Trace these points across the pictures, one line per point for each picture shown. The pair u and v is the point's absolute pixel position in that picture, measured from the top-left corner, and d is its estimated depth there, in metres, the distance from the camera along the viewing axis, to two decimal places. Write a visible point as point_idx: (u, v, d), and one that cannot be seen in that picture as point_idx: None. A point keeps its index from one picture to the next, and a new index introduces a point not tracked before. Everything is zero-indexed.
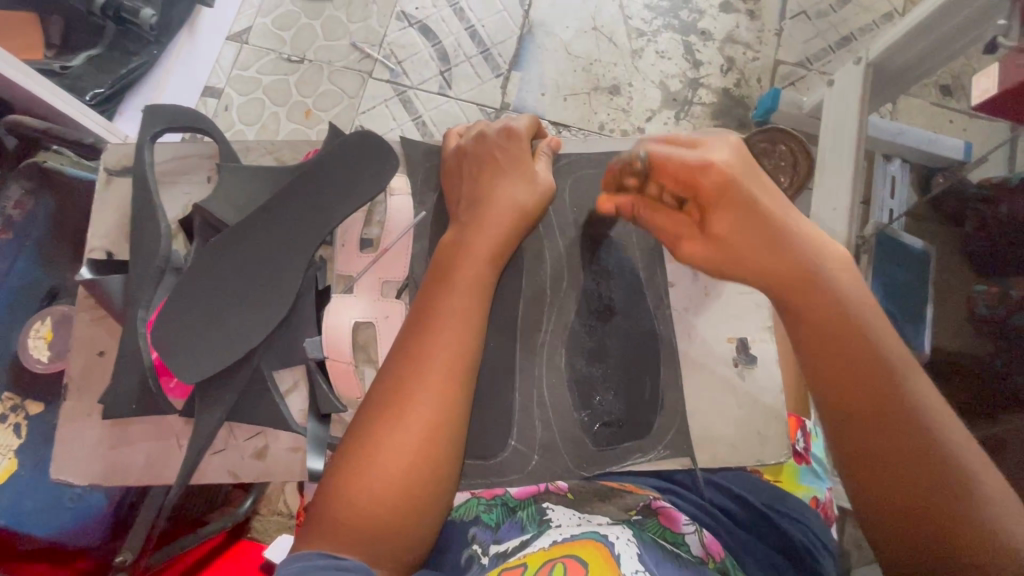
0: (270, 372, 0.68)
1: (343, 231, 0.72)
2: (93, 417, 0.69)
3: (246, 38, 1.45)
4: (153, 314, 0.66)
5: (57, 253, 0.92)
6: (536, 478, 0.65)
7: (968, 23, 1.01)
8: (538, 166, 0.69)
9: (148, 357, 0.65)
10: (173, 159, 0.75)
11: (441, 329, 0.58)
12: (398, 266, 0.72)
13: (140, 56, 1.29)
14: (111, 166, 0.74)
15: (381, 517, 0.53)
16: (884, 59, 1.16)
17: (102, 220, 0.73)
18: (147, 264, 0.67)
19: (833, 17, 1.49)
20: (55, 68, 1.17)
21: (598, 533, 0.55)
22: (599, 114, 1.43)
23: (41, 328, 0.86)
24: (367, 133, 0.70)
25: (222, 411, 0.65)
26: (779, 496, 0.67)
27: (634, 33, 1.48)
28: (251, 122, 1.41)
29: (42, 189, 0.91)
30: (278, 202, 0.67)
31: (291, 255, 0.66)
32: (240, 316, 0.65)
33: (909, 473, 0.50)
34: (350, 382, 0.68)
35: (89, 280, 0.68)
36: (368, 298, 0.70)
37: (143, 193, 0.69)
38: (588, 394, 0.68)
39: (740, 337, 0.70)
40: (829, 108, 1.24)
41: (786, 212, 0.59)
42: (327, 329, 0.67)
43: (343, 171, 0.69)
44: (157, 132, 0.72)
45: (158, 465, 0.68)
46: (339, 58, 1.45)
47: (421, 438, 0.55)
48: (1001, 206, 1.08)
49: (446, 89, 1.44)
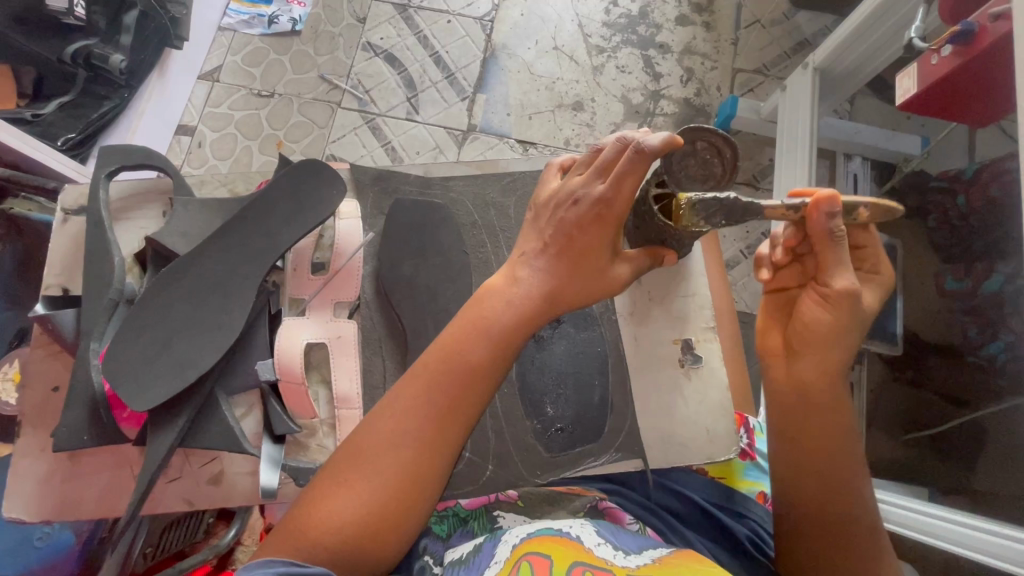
0: (224, 397, 0.69)
1: (295, 256, 0.75)
2: (46, 451, 0.70)
3: (217, 77, 1.50)
4: (105, 346, 0.68)
5: (25, 295, 0.96)
6: (488, 489, 0.68)
7: (901, 25, 1.05)
8: (548, 181, 0.63)
9: (98, 389, 0.67)
10: (124, 196, 0.77)
11: (451, 377, 0.56)
12: (349, 288, 0.74)
13: (111, 99, 1.30)
14: (69, 205, 0.76)
15: (339, 545, 0.52)
16: (829, 63, 1.20)
17: (56, 255, 0.75)
18: (99, 297, 0.70)
19: (786, 24, 1.54)
20: (27, 117, 1.19)
21: (552, 526, 0.56)
22: (563, 130, 1.47)
23: (9, 371, 0.87)
24: (311, 159, 0.73)
25: (175, 435, 0.66)
26: (725, 493, 0.68)
27: (594, 50, 1.52)
28: (224, 156, 1.44)
29: (10, 234, 0.96)
30: (229, 227, 0.70)
31: (239, 280, 0.69)
32: (190, 340, 0.68)
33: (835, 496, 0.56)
34: (304, 402, 0.69)
35: (42, 315, 0.70)
36: (320, 320, 0.72)
37: (95, 229, 0.72)
38: (539, 404, 0.71)
39: (684, 338, 0.70)
40: (783, 113, 1.28)
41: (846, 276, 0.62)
42: (280, 351, 0.69)
43: (292, 197, 0.72)
44: (111, 170, 0.75)
45: (112, 499, 0.70)
46: (308, 90, 1.49)
47: (410, 464, 0.54)
48: (958, 198, 1.08)
49: (414, 114, 1.48)
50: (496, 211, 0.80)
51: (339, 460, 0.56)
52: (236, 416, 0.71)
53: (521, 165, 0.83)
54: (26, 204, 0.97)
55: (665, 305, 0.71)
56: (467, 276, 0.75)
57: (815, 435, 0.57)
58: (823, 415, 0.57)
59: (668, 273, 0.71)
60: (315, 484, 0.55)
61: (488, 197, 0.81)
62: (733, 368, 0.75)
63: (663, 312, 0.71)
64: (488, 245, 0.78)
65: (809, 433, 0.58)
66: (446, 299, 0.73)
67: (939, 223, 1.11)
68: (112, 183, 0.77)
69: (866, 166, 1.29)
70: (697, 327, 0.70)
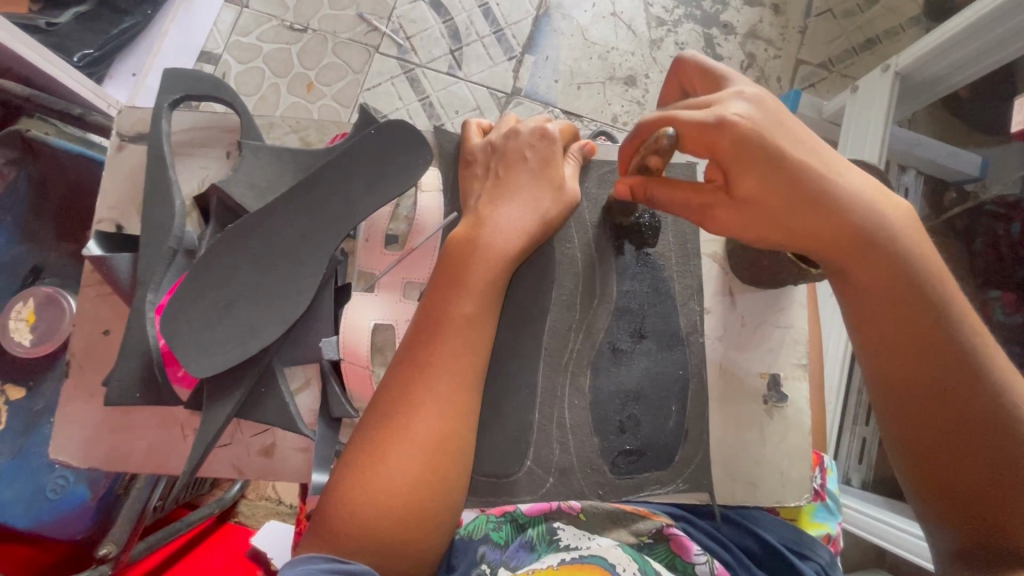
0: (282, 369, 0.65)
1: (368, 226, 0.69)
2: (94, 400, 0.66)
3: (246, 1, 1.31)
4: (162, 298, 0.63)
5: (40, 228, 0.88)
6: (549, 498, 0.64)
7: (1009, 36, 0.95)
8: (566, 169, 0.65)
9: (154, 345, 0.62)
10: (190, 129, 0.70)
11: (447, 337, 0.56)
12: (423, 267, 0.68)
13: (133, 16, 1.15)
14: (124, 132, 0.70)
15: (388, 535, 0.51)
16: (913, 70, 1.09)
17: (109, 191, 0.69)
18: (158, 245, 0.63)
19: (861, 17, 1.39)
20: (40, 25, 1.03)
21: (605, 559, 0.54)
22: (613, 105, 1.33)
23: (24, 310, 0.83)
24: (397, 122, 0.65)
25: (233, 406, 0.62)
26: (798, 536, 0.63)
27: (654, 21, 1.37)
28: (251, 92, 1.27)
29: (26, 158, 0.87)
30: (299, 190, 0.63)
31: (311, 249, 0.63)
32: (253, 309, 0.62)
33: (930, 389, 0.51)
34: (365, 385, 0.66)
35: (96, 256, 0.64)
36: (388, 299, 0.67)
37: (156, 166, 0.66)
38: (613, 420, 0.67)
39: (772, 372, 0.69)
40: (849, 115, 1.17)
41: (797, 145, 0.54)
42: (345, 330, 0.65)
43: (372, 162, 0.64)
44: (174, 100, 0.68)
45: (161, 456, 0.66)
46: (345, 29, 1.32)
47: (433, 432, 0.53)
48: (1014, 223, 0.98)
49: (457, 69, 1.32)
50: (588, 202, 0.71)
51: (354, 449, 0.54)
52: (292, 390, 0.67)
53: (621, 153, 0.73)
54: (44, 126, 0.90)
55: (757, 332, 0.70)
56: (546, 272, 0.69)
57: (885, 296, 0.53)
58: (880, 267, 0.52)
59: (763, 299, 0.70)
60: (339, 477, 0.53)
61: (582, 186, 0.72)
62: (820, 402, 0.73)
63: (752, 343, 0.70)
64: (575, 242, 0.70)
65: (891, 301, 0.52)
66: (525, 293, 0.68)
67: (985, 248, 1.02)
68: (173, 114, 0.70)
69: (919, 181, 1.15)
70: (786, 363, 0.69)
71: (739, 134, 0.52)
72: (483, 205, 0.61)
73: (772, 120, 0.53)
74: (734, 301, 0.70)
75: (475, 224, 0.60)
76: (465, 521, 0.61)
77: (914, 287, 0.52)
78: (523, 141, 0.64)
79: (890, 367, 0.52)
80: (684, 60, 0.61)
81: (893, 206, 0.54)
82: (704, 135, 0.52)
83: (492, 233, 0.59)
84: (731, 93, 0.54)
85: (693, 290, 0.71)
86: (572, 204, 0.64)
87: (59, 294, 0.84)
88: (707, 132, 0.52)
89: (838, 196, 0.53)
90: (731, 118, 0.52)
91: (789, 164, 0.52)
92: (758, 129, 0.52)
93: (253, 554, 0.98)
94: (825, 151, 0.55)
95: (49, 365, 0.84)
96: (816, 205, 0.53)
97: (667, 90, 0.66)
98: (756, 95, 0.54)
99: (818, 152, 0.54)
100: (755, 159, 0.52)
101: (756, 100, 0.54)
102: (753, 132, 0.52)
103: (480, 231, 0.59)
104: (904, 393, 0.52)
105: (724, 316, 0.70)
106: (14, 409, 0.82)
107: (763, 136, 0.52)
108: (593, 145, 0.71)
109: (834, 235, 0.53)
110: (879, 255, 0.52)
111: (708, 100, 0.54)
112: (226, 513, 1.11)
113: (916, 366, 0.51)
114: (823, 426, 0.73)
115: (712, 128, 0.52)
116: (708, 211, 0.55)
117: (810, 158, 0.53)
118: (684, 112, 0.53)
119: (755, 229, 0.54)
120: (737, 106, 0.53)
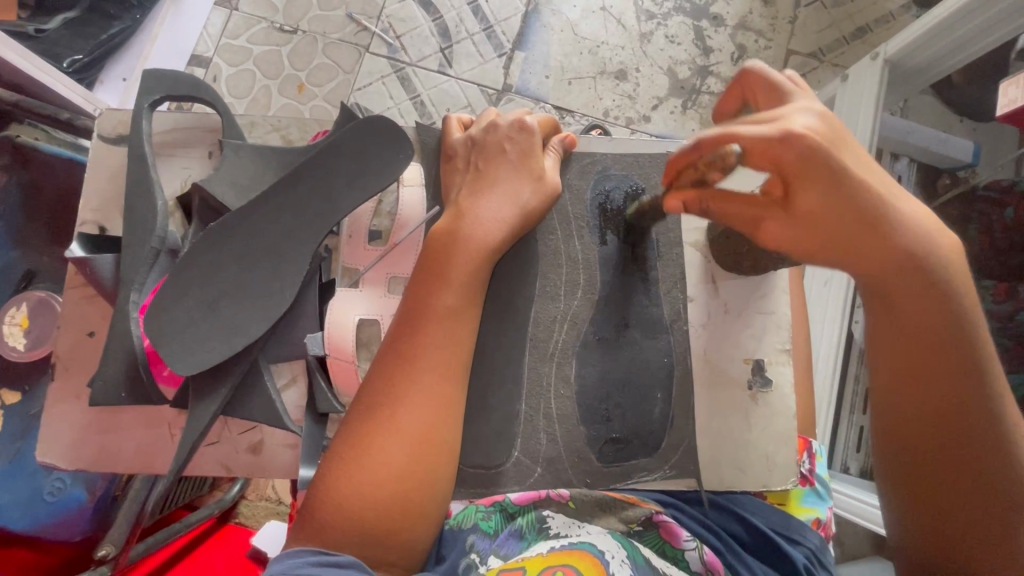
0: (268, 367, 0.66)
1: (351, 222, 0.69)
2: (81, 400, 0.67)
3: (236, 4, 1.31)
4: (146, 298, 0.63)
5: (31, 231, 0.89)
6: (538, 488, 0.64)
7: (994, 22, 0.95)
8: (545, 161, 0.66)
9: (138, 345, 0.62)
10: (172, 129, 0.71)
11: (429, 329, 0.56)
12: (406, 262, 0.69)
13: (122, 21, 1.14)
14: (106, 134, 0.70)
15: (373, 525, 0.51)
16: (902, 57, 1.09)
17: (93, 193, 0.69)
18: (141, 246, 0.64)
19: (850, 6, 1.38)
20: (28, 31, 1.01)
21: (596, 547, 0.55)
22: (604, 99, 1.33)
23: (17, 315, 0.84)
24: (374, 116, 0.65)
25: (218, 404, 0.63)
26: (782, 519, 0.64)
27: (644, 15, 1.37)
28: (241, 94, 1.28)
29: (17, 165, 0.89)
30: (280, 188, 0.63)
31: (294, 245, 0.63)
32: (238, 306, 0.62)
33: (948, 427, 0.51)
34: (350, 379, 0.66)
35: (79, 258, 0.64)
36: (373, 294, 0.68)
37: (139, 168, 0.66)
38: (599, 410, 0.67)
39: (756, 358, 0.69)
40: (840, 104, 1.17)
41: (862, 166, 0.52)
42: (330, 327, 0.66)
43: (352, 158, 0.64)
44: (155, 100, 0.68)
45: (149, 455, 0.67)
46: (334, 29, 1.32)
47: (419, 428, 0.53)
48: (1009, 208, 0.98)
49: (447, 67, 1.32)
50: (571, 193, 0.71)
51: (340, 444, 0.54)
52: (279, 387, 0.67)
53: (602, 145, 0.73)
54: (33, 131, 0.90)
55: (743, 319, 0.70)
56: (528, 264, 0.69)
57: (920, 326, 0.53)
58: (934, 298, 0.52)
59: (747, 285, 0.70)
60: (324, 472, 0.54)
61: (564, 179, 0.72)
62: (805, 388, 0.73)
63: (736, 329, 0.70)
64: (558, 233, 0.70)
65: (937, 330, 0.52)
66: (508, 286, 0.68)
67: (980, 232, 1.01)
68: (155, 115, 0.70)
69: (912, 169, 1.15)
70: (770, 348, 0.69)
71: (809, 147, 0.49)
72: (464, 199, 0.62)
73: (836, 135, 0.51)
74: (718, 289, 0.70)
75: (454, 217, 0.60)
76: (453, 511, 0.61)
77: (955, 323, 0.52)
78: (502, 134, 0.64)
79: (926, 394, 0.52)
80: (749, 71, 0.60)
81: (945, 237, 0.53)
82: (768, 146, 0.49)
83: (473, 225, 0.59)
84: (795, 108, 0.52)
85: (678, 279, 0.71)
86: (552, 194, 0.64)
87: (51, 298, 0.84)
88: (772, 145, 0.49)
89: (900, 218, 0.52)
90: (798, 129, 0.49)
91: (852, 181, 0.50)
92: (826, 141, 0.50)
93: (254, 553, 1.02)
94: (880, 171, 0.54)
95: (43, 369, 0.85)
96: (877, 228, 0.51)
97: (726, 99, 0.66)
98: (820, 111, 0.53)
99: (877, 174, 0.53)
100: (824, 169, 0.50)
101: (820, 115, 0.52)
102: (821, 144, 0.50)
103: (462, 223, 0.60)
104: (923, 427, 0.52)
105: (709, 304, 0.70)
106: (10, 413, 0.82)
107: (831, 149, 0.50)
108: (574, 137, 0.71)
109: (885, 258, 0.52)
110: (928, 279, 0.52)
111: (775, 111, 0.52)
112: (227, 513, 1.11)
113: (941, 393, 0.52)
114: (809, 413, 0.74)
115: (775, 141, 0.49)
116: (760, 222, 0.55)
117: (879, 181, 0.52)
118: (746, 128, 0.50)
119: (809, 241, 0.53)
120: (802, 118, 0.51)
